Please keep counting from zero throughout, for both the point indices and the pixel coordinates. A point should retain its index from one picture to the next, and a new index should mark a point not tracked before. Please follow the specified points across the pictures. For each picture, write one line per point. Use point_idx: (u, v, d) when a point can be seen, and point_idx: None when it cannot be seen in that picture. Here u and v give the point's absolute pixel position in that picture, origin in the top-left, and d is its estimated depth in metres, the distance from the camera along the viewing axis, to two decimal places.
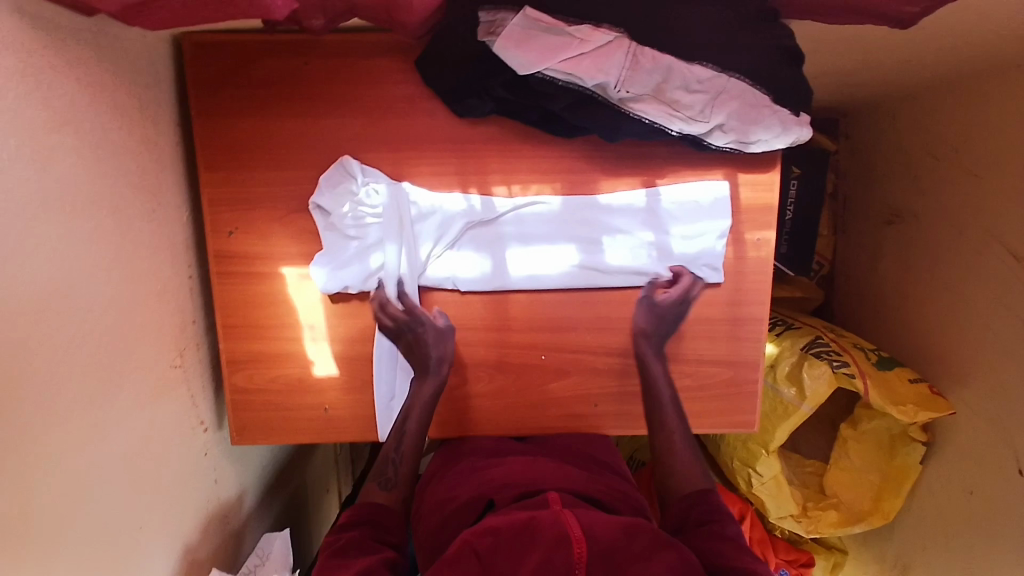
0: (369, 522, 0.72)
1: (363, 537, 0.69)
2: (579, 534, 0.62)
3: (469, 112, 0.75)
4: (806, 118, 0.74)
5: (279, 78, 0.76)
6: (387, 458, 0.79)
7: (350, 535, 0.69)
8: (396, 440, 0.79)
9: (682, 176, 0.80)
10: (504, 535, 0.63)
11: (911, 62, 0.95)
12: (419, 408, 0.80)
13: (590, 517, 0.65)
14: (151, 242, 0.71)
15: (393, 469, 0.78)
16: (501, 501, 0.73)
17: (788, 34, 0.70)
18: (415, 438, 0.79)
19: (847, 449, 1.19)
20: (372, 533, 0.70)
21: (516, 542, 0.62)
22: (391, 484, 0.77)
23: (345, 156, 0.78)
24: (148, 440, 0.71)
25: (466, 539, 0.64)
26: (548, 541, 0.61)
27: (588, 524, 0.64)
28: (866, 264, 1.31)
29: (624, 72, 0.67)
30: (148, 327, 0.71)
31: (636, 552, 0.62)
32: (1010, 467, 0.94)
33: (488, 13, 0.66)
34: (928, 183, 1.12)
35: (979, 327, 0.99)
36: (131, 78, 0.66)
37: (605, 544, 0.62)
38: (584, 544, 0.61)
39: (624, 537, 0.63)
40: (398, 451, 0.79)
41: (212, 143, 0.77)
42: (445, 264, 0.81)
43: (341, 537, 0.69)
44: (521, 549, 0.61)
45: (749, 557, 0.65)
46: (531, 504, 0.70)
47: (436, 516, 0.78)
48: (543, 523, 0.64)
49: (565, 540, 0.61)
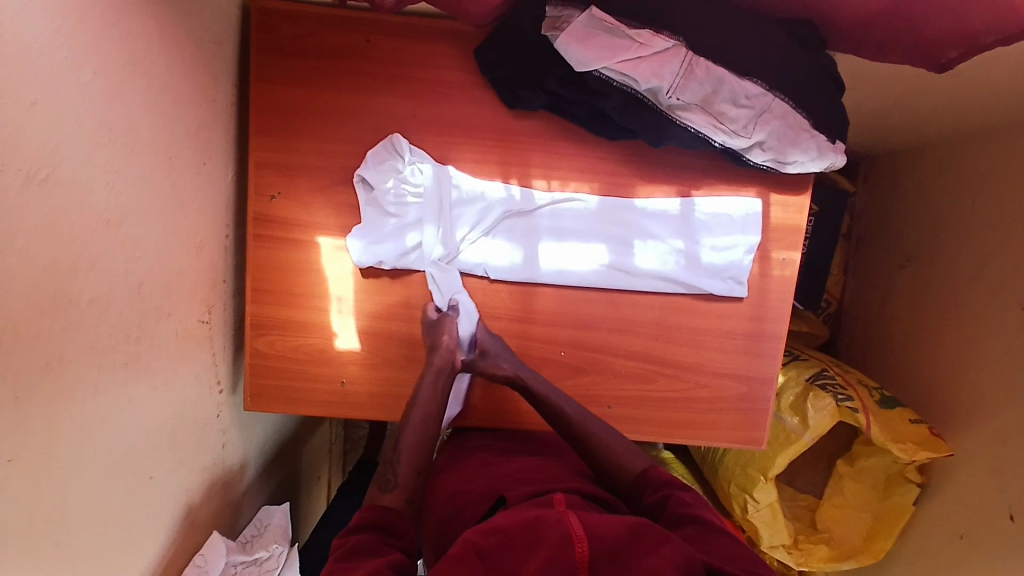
0: (379, 528, 0.62)
1: (372, 541, 0.60)
2: (582, 532, 0.56)
3: (519, 103, 0.79)
4: (841, 146, 0.77)
5: (340, 51, 0.78)
6: (387, 461, 0.72)
7: (357, 538, 0.60)
8: (396, 442, 0.75)
9: (716, 189, 0.83)
10: (508, 533, 0.57)
11: (933, 108, 1.00)
12: (420, 408, 0.78)
13: (596, 517, 0.59)
14: (195, 194, 0.73)
15: (391, 471, 0.71)
16: (512, 497, 0.69)
17: (831, 62, 0.75)
18: (418, 440, 0.75)
19: (843, 488, 1.18)
20: (382, 539, 0.61)
21: (520, 542, 0.56)
22: (391, 485, 0.69)
23: (395, 134, 0.80)
24: (167, 389, 0.71)
25: (467, 540, 0.57)
26: (550, 539, 0.55)
27: (592, 523, 0.58)
28: (874, 305, 1.34)
29: (678, 80, 0.70)
30: (183, 276, 0.72)
31: (644, 550, 0.55)
32: (1000, 513, 0.95)
33: (555, 8, 0.70)
34: (945, 230, 1.15)
35: (983, 371, 1.02)
36: (198, 31, 0.69)
37: (611, 544, 0.55)
38: (586, 541, 0.55)
39: (629, 536, 0.57)
40: (397, 452, 0.73)
41: (268, 107, 0.79)
42: (472, 253, 0.83)
43: (348, 540, 0.60)
44: (525, 549, 0.55)
45: (721, 538, 0.62)
46: (538, 506, 0.64)
47: (447, 506, 0.77)
48: (546, 521, 0.58)
49: (566, 537, 0.55)
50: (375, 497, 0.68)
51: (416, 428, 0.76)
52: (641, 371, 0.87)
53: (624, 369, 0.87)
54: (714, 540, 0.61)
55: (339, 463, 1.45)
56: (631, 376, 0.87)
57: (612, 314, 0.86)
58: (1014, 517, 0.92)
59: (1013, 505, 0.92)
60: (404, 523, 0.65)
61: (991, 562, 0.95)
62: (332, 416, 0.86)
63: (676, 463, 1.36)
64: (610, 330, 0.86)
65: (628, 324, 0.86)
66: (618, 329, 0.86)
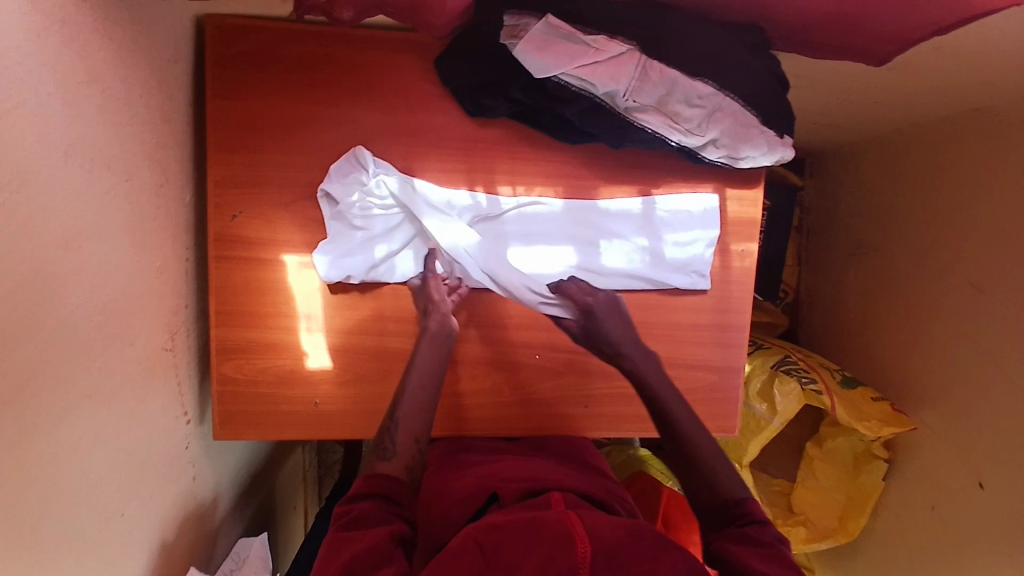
0: (383, 496, 0.65)
1: (373, 509, 0.63)
2: (584, 532, 0.58)
3: (482, 112, 0.80)
4: (789, 141, 0.81)
5: (298, 65, 0.78)
6: (385, 432, 0.72)
7: (363, 506, 0.63)
8: (392, 417, 0.73)
9: (676, 187, 0.86)
10: (508, 531, 0.60)
11: (873, 103, 1.06)
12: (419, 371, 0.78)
13: (595, 518, 0.62)
14: (154, 217, 0.71)
15: (388, 441, 0.71)
16: (506, 496, 0.70)
17: (777, 62, 0.79)
18: (415, 415, 0.74)
19: (813, 470, 1.26)
20: (385, 508, 0.63)
21: (519, 538, 0.59)
22: (387, 454, 0.70)
23: (357, 147, 0.79)
24: (133, 421, 0.69)
25: (470, 535, 0.61)
26: (553, 540, 0.57)
27: (593, 525, 0.60)
28: (828, 293, 1.40)
29: (633, 83, 0.73)
30: (145, 303, 0.70)
31: (642, 553, 0.58)
32: (968, 482, 1.00)
33: (511, 18, 0.71)
34: (892, 219, 1.22)
35: (938, 347, 1.07)
36: (153, 50, 0.67)
37: (611, 545, 0.58)
38: (588, 542, 0.57)
39: (628, 537, 0.59)
40: (394, 423, 0.73)
41: (226, 124, 0.78)
42: (477, 238, 0.82)
43: (352, 509, 0.63)
44: (526, 546, 0.57)
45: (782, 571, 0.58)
46: (534, 504, 0.67)
47: (437, 506, 0.76)
48: (545, 522, 0.60)
49: (568, 538, 0.57)
50: (372, 466, 0.70)
51: (413, 409, 0.74)
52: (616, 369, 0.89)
53: (599, 368, 0.88)
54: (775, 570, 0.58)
55: (313, 490, 1.41)
56: (607, 374, 0.88)
57: None
58: (984, 485, 0.97)
59: (980, 473, 0.98)
60: (406, 490, 0.67)
61: (965, 531, 1.00)
62: (308, 436, 0.84)
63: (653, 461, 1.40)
64: None
65: None
66: None
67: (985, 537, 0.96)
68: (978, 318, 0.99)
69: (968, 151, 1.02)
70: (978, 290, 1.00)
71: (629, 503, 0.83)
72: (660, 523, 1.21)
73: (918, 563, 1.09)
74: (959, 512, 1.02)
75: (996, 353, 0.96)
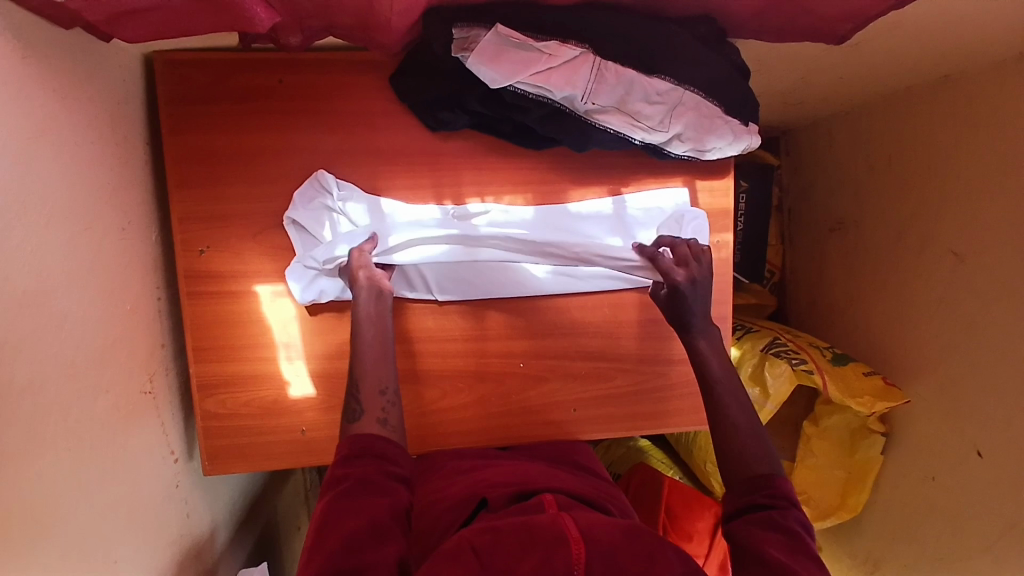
0: (377, 456, 0.62)
1: (371, 475, 0.60)
2: (577, 534, 0.58)
3: (443, 125, 0.79)
4: (755, 128, 0.81)
5: (253, 94, 0.77)
6: (351, 394, 0.68)
7: (359, 472, 0.60)
8: (358, 374, 0.70)
9: (645, 184, 0.86)
10: (502, 535, 0.59)
11: (840, 78, 1.06)
12: (367, 322, 0.74)
13: (588, 518, 0.62)
14: (120, 259, 0.71)
15: (359, 403, 0.67)
16: (495, 500, 0.69)
17: (735, 51, 0.79)
18: (386, 367, 0.71)
19: (812, 448, 1.24)
20: (382, 471, 0.61)
21: (516, 540, 0.58)
22: (358, 415, 0.66)
23: (320, 171, 0.79)
24: (117, 465, 0.68)
25: (465, 538, 0.60)
26: (548, 543, 0.57)
27: (587, 526, 0.60)
28: (814, 271, 1.40)
29: (591, 85, 0.72)
30: (117, 346, 0.69)
31: (638, 553, 0.57)
32: (966, 451, 1.00)
33: (461, 30, 0.70)
34: (868, 194, 1.21)
35: (925, 318, 1.07)
36: (103, 92, 0.67)
37: (607, 546, 0.57)
38: (582, 544, 0.57)
39: (623, 538, 0.59)
40: (357, 383, 0.69)
41: (185, 159, 0.77)
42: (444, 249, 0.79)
43: (347, 474, 0.60)
44: (520, 549, 0.57)
45: (805, 564, 0.56)
46: (527, 506, 0.66)
47: (427, 517, 0.74)
48: (540, 526, 0.60)
49: (562, 540, 0.57)
50: (343, 429, 0.66)
51: (373, 362, 0.71)
52: (601, 370, 0.88)
53: (584, 371, 0.88)
54: (797, 562, 0.56)
55: None
56: (591, 376, 0.88)
57: (564, 318, 0.87)
58: (981, 453, 0.97)
59: (978, 441, 0.98)
60: (395, 445, 0.64)
61: (966, 500, 1.00)
62: (297, 464, 0.83)
63: (654, 450, 1.43)
64: (565, 335, 0.87)
65: (581, 326, 0.87)
66: (571, 333, 0.87)
67: (986, 503, 0.96)
68: (961, 286, 0.99)
69: (943, 120, 1.01)
70: (958, 257, 1.00)
71: (623, 503, 0.82)
72: (664, 515, 1.21)
73: (921, 535, 1.09)
74: (961, 483, 1.01)
75: (982, 319, 0.96)
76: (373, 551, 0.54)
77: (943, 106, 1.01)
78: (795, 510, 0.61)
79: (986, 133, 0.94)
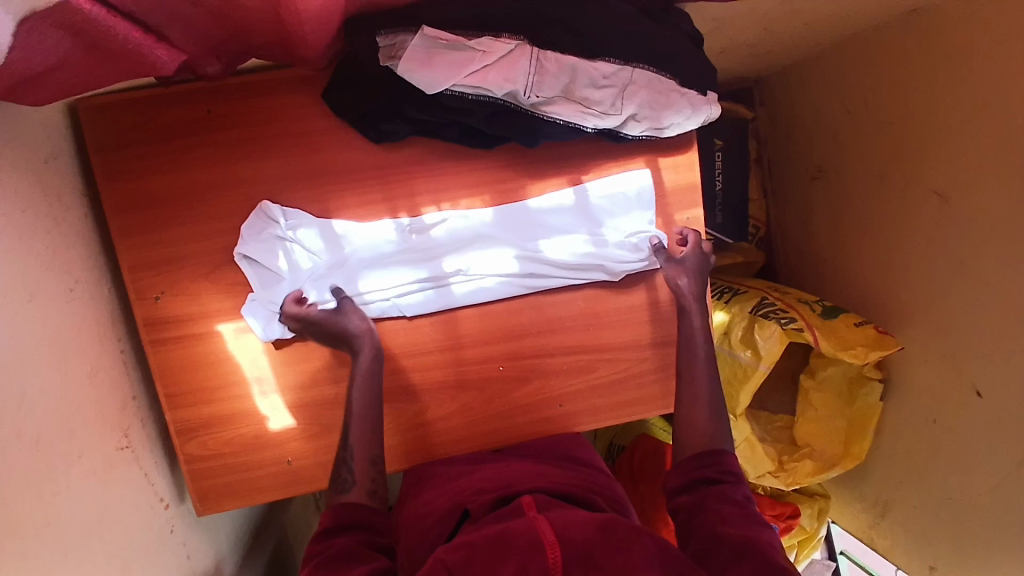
0: (359, 526, 0.65)
1: (353, 543, 0.62)
2: (553, 538, 0.57)
3: (387, 137, 0.76)
4: (713, 97, 0.77)
5: (186, 129, 0.75)
6: (338, 462, 0.71)
7: (342, 541, 0.62)
8: (345, 437, 0.72)
9: (606, 170, 0.84)
10: (475, 548, 0.59)
11: (804, 24, 1.02)
12: (360, 385, 0.75)
13: (565, 518, 0.61)
14: (73, 323, 0.68)
15: (348, 470, 0.70)
16: (476, 510, 0.68)
17: (684, 19, 0.75)
18: (362, 425, 0.72)
19: (811, 401, 1.21)
20: (365, 540, 0.63)
21: (492, 551, 0.58)
22: (349, 484, 0.69)
23: (265, 201, 0.76)
24: (104, 531, 0.67)
25: (438, 558, 0.59)
26: (524, 549, 0.56)
27: (563, 527, 0.59)
28: (799, 221, 1.36)
29: (532, 78, 0.68)
30: (86, 412, 0.68)
31: (615, 545, 0.58)
32: (966, 392, 0.97)
33: (385, 37, 0.66)
34: (846, 139, 1.17)
35: (913, 262, 1.04)
36: (29, 152, 0.63)
37: (583, 544, 0.57)
38: (558, 548, 0.56)
39: (599, 534, 0.59)
40: (348, 447, 0.71)
41: (125, 207, 0.75)
42: (409, 279, 0.81)
43: (330, 544, 0.62)
44: (496, 559, 0.57)
45: (757, 527, 0.63)
46: (505, 513, 0.65)
47: (416, 532, 0.73)
48: (514, 532, 0.59)
49: (538, 546, 0.57)
50: (331, 498, 0.68)
51: (360, 428, 0.72)
52: (584, 364, 0.87)
53: (568, 366, 0.86)
54: (750, 527, 0.63)
55: None
56: (574, 370, 0.86)
57: (539, 316, 0.85)
58: (980, 392, 0.94)
59: (976, 380, 0.95)
60: (376, 514, 0.67)
61: (973, 444, 0.97)
62: (286, 495, 0.83)
63: None
64: (543, 334, 0.85)
65: (557, 322, 0.85)
66: (548, 331, 0.85)
67: (991, 444, 0.94)
68: (948, 229, 0.96)
69: (915, 56, 0.97)
70: (944, 198, 0.96)
71: (616, 491, 0.79)
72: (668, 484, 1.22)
73: (928, 478, 1.07)
74: (962, 427, 0.99)
75: (971, 261, 0.93)
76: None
77: (914, 41, 0.97)
78: (741, 482, 0.70)
79: (963, 67, 0.89)
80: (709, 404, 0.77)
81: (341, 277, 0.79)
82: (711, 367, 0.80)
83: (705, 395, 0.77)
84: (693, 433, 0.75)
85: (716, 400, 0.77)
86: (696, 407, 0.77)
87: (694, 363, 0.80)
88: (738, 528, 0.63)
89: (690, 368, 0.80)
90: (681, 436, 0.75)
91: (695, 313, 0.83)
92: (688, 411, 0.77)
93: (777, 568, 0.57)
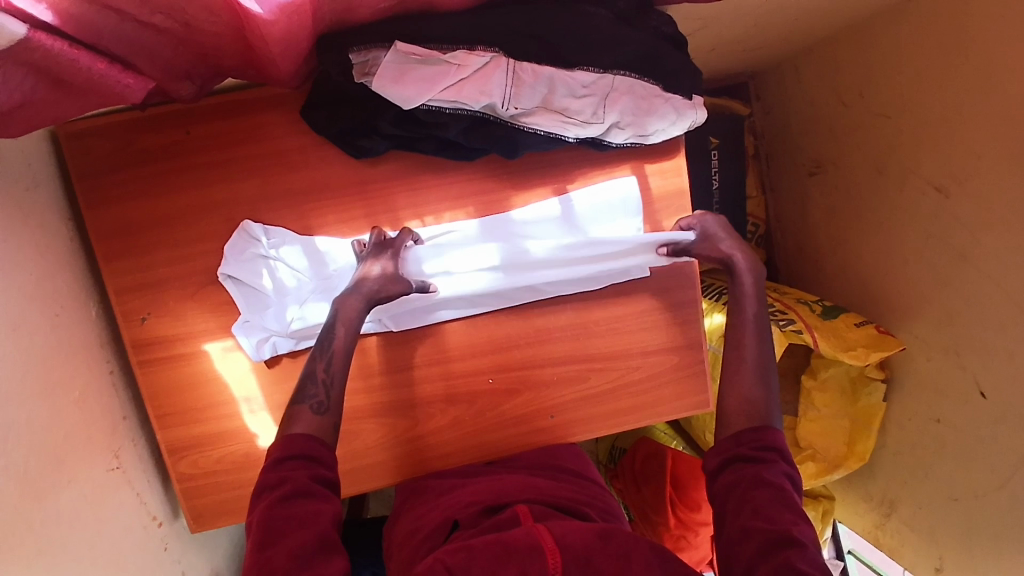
0: (308, 458, 0.62)
1: (304, 477, 0.59)
2: (553, 544, 0.57)
3: (364, 152, 0.76)
4: (699, 101, 0.75)
5: (166, 151, 0.75)
6: (308, 376, 0.69)
7: (294, 476, 0.59)
8: (326, 359, 0.70)
9: (591, 178, 0.84)
10: (475, 551, 0.57)
11: (796, 19, 0.99)
12: (343, 324, 0.72)
13: (563, 526, 0.60)
14: (61, 348, 0.68)
15: (323, 392, 0.68)
16: (466, 520, 0.68)
17: (667, 20, 0.72)
18: (344, 355, 0.71)
19: (813, 401, 1.19)
20: (314, 474, 0.60)
21: (491, 562, 0.55)
22: (326, 408, 0.67)
23: (246, 220, 0.76)
24: (99, 553, 0.67)
25: (438, 558, 0.57)
26: (523, 556, 0.55)
27: (561, 534, 0.58)
28: (798, 217, 1.34)
29: (509, 90, 0.67)
30: (76, 435, 0.68)
31: (613, 554, 0.57)
32: (970, 390, 0.94)
33: (358, 54, 0.65)
34: (842, 131, 1.14)
35: (910, 256, 1.02)
36: (12, 179, 0.63)
37: (584, 552, 0.56)
38: (558, 554, 0.56)
39: (599, 542, 0.58)
40: (328, 371, 0.69)
41: (110, 232, 0.75)
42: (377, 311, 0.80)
43: (283, 479, 0.59)
44: (496, 568, 0.55)
45: (790, 516, 0.59)
46: (501, 522, 0.65)
47: (406, 549, 0.71)
48: (513, 538, 0.58)
49: (538, 552, 0.56)
50: (287, 413, 0.67)
51: (338, 368, 0.70)
52: (575, 374, 0.85)
53: (559, 376, 0.85)
54: (782, 516, 0.59)
55: None
56: (565, 380, 0.85)
57: (526, 327, 0.84)
58: (984, 392, 0.92)
59: (980, 380, 0.92)
60: (325, 448, 0.64)
61: (975, 441, 0.95)
62: None
63: None
64: (531, 345, 0.84)
65: (546, 332, 0.84)
66: (538, 341, 0.84)
67: (996, 441, 0.91)
68: (946, 225, 0.94)
69: (909, 46, 0.94)
70: (943, 192, 0.93)
71: (608, 501, 0.78)
72: (669, 488, 1.21)
73: (933, 477, 1.04)
74: (966, 427, 0.96)
75: (972, 256, 0.90)
76: (323, 565, 0.54)
77: (907, 32, 0.94)
78: (781, 462, 0.65)
79: (959, 58, 0.86)
80: (748, 413, 0.70)
81: (327, 296, 0.78)
82: (762, 355, 0.75)
83: (749, 371, 0.74)
84: (729, 418, 0.71)
85: (757, 373, 0.73)
86: (733, 417, 0.71)
87: (743, 338, 0.76)
88: (767, 520, 0.58)
89: (739, 337, 0.76)
90: (720, 427, 0.71)
91: (746, 271, 0.81)
92: (733, 391, 0.72)
93: (793, 566, 0.53)
